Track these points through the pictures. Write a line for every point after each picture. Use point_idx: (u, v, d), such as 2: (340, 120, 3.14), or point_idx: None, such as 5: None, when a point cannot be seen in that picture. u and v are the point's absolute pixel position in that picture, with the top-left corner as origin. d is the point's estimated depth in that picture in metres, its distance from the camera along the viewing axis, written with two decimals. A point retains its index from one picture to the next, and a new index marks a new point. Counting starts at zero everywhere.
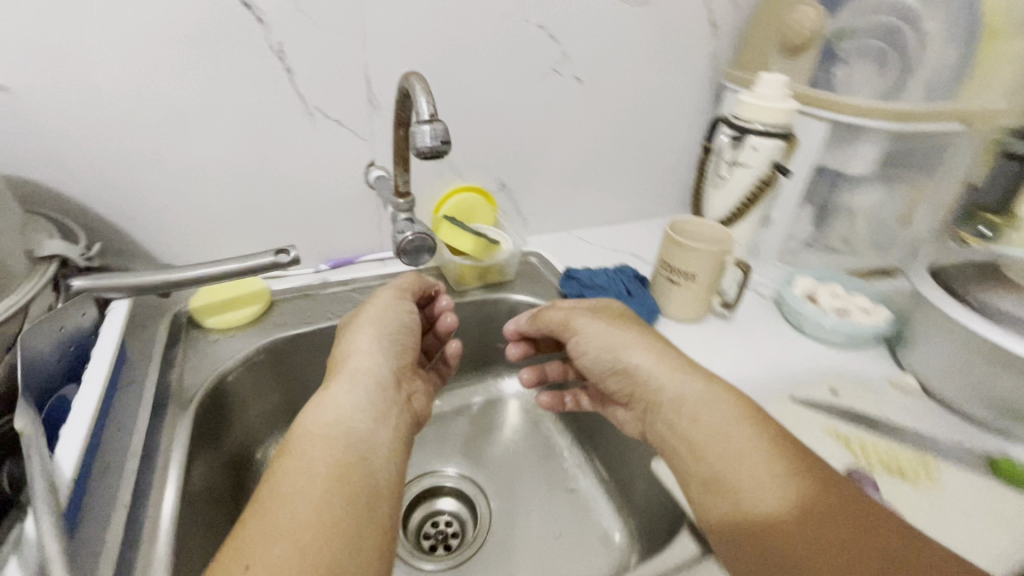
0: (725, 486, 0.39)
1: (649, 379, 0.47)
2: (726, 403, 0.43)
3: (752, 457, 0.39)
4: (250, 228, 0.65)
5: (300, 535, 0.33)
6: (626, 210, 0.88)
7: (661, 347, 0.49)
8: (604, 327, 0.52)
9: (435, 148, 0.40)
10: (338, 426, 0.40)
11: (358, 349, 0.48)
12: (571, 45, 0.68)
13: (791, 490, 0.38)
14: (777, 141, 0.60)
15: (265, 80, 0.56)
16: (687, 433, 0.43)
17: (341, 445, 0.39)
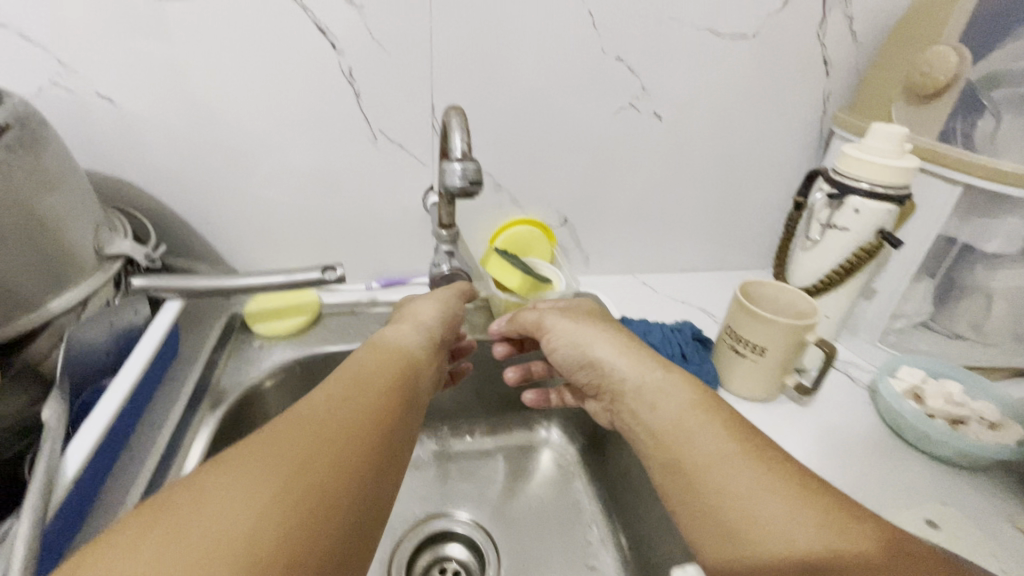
0: (684, 469, 0.38)
1: (615, 374, 0.46)
2: (685, 388, 0.42)
3: (706, 440, 0.38)
4: (311, 240, 0.67)
5: (350, 428, 0.33)
6: (701, 258, 0.80)
7: (622, 339, 0.48)
8: (567, 322, 0.52)
9: (464, 188, 0.38)
10: (400, 357, 0.41)
11: (424, 304, 0.49)
12: (651, 79, 0.63)
13: (778, 502, 0.34)
14: (884, 205, 0.50)
15: (335, 102, 0.58)
16: (649, 421, 0.43)
17: (397, 371, 0.39)
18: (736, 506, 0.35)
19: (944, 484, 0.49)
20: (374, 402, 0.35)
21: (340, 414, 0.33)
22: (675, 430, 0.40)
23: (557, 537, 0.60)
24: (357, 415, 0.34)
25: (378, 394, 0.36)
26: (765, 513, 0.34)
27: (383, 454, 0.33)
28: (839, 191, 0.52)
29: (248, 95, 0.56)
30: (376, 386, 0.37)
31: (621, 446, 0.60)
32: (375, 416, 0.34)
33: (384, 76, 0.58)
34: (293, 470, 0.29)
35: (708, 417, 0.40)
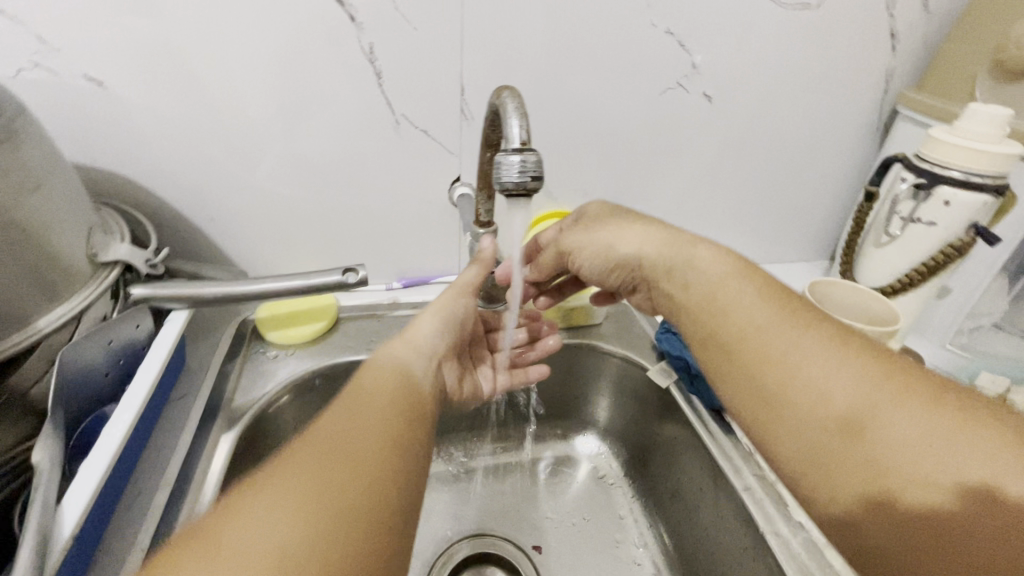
0: (776, 398, 0.36)
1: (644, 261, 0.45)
2: (756, 301, 0.39)
3: (798, 356, 0.36)
4: (326, 238, 0.61)
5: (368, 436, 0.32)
6: (744, 251, 0.74)
7: (650, 229, 0.45)
8: (581, 229, 0.47)
9: (522, 184, 0.32)
10: (410, 360, 0.40)
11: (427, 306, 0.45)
12: (704, 56, 0.57)
13: (900, 415, 0.31)
14: (980, 196, 0.45)
15: (354, 84, 0.52)
16: (723, 338, 0.39)
17: (406, 377, 0.38)
18: (840, 415, 0.33)
19: None
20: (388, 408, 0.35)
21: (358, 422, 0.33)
22: (763, 350, 0.37)
23: (602, 559, 0.55)
24: (373, 423, 0.33)
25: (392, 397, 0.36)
26: (877, 423, 0.32)
27: (404, 456, 0.32)
28: (926, 181, 0.46)
29: (257, 76, 0.50)
30: (393, 400, 0.36)
31: (671, 460, 0.55)
32: (394, 421, 0.34)
33: (409, 54, 0.51)
34: (326, 485, 0.28)
35: (790, 329, 0.37)
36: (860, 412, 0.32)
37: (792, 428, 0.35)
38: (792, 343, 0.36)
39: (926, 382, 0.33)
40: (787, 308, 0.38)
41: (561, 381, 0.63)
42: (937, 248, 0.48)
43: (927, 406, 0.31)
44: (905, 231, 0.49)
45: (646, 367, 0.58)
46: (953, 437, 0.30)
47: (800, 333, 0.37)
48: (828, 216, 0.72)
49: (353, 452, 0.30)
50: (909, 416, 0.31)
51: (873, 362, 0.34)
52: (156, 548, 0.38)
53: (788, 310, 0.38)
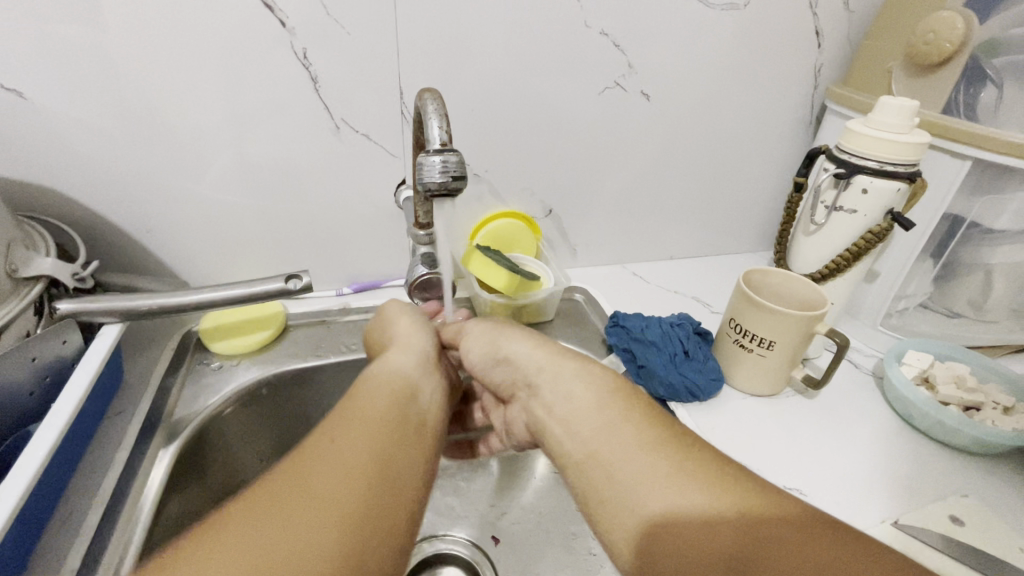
0: (609, 490, 0.33)
1: (504, 360, 0.44)
2: (596, 391, 0.38)
3: (630, 453, 0.33)
4: (272, 246, 0.60)
5: (354, 474, 0.29)
6: (692, 244, 0.76)
7: (508, 330, 0.46)
8: (473, 338, 0.46)
9: (445, 184, 0.33)
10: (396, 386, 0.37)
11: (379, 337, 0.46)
12: (639, 55, 0.58)
13: (681, 496, 0.31)
14: (894, 183, 0.47)
15: (291, 89, 0.52)
16: (570, 427, 0.37)
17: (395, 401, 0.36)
18: (664, 521, 0.30)
19: (961, 476, 0.47)
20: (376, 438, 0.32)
21: (341, 459, 0.30)
22: (585, 446, 0.36)
23: (557, 552, 0.56)
24: (378, 436, 0.32)
25: (377, 421, 0.33)
26: (661, 509, 0.31)
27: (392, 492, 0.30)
28: (845, 170, 0.49)
29: (184, 84, 0.49)
30: (386, 421, 0.34)
31: None
32: (382, 453, 0.31)
33: (344, 59, 0.51)
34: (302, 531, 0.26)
35: (629, 426, 0.35)
36: (682, 520, 0.30)
37: (612, 521, 0.33)
38: (598, 440, 0.35)
39: (747, 488, 0.31)
40: (624, 401, 0.37)
41: None
42: (859, 234, 0.51)
43: (742, 508, 0.30)
44: (830, 219, 0.52)
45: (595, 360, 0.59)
46: (736, 510, 0.30)
47: (607, 422, 0.36)
48: (769, 207, 0.75)
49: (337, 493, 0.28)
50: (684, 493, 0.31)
51: (666, 443, 0.34)
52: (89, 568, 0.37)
53: (604, 400, 0.37)
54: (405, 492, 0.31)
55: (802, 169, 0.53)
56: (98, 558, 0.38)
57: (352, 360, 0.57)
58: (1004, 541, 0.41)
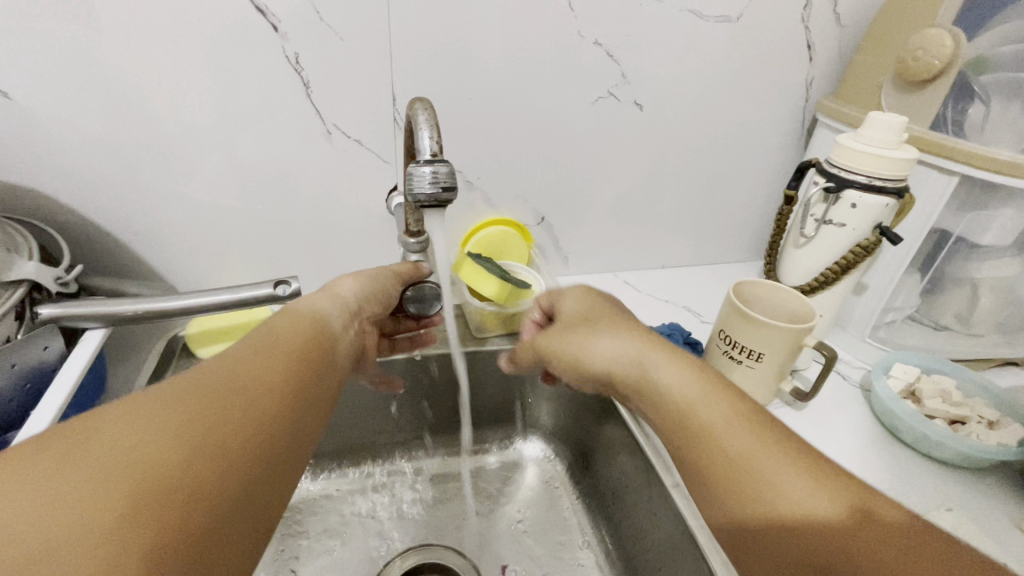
0: (733, 484, 0.32)
1: (648, 364, 0.39)
2: (725, 403, 0.35)
3: (756, 455, 0.32)
4: (262, 251, 0.60)
5: (181, 410, 0.27)
6: (684, 254, 0.77)
7: (638, 336, 0.42)
8: (562, 329, 0.45)
9: (436, 195, 0.33)
10: (267, 335, 0.35)
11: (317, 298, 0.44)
12: (632, 66, 0.59)
13: (790, 479, 0.30)
14: (883, 199, 0.48)
15: (283, 93, 0.51)
16: (690, 435, 0.35)
17: (255, 349, 0.33)
18: (787, 518, 0.29)
19: (947, 491, 0.47)
20: (223, 382, 0.30)
21: (168, 396, 0.28)
22: (699, 441, 0.35)
23: (546, 563, 0.55)
24: (277, 398, 0.31)
25: (221, 368, 0.31)
26: (797, 499, 0.30)
27: (230, 432, 0.28)
28: (835, 185, 0.49)
29: (173, 87, 0.49)
30: (288, 383, 0.33)
31: (611, 460, 0.56)
32: (222, 394, 0.29)
33: (337, 65, 0.51)
34: (105, 461, 0.24)
35: (752, 435, 0.33)
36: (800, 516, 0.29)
37: (737, 502, 0.31)
38: (734, 435, 0.33)
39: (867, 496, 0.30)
40: (747, 412, 0.35)
41: (505, 388, 0.63)
42: (848, 248, 0.51)
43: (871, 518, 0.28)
44: (819, 233, 0.52)
45: None
46: (822, 503, 0.29)
47: (726, 423, 0.34)
48: (760, 217, 0.76)
49: (155, 429, 0.26)
50: (789, 474, 0.31)
51: (783, 444, 0.32)
52: None
53: (723, 396, 0.36)
54: (250, 433, 0.28)
55: (792, 182, 0.54)
56: None
57: None
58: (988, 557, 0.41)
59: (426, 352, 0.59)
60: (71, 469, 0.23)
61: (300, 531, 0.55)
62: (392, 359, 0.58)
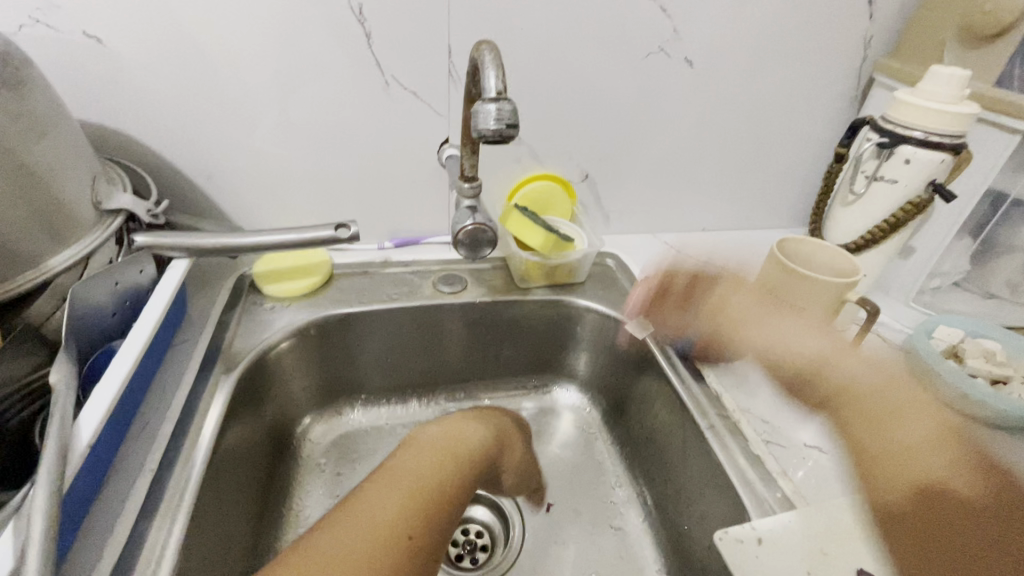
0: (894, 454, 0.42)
1: (896, 417, 0.44)
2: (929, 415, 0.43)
3: (924, 447, 0.41)
4: (320, 198, 0.63)
5: (425, 466, 0.39)
6: (726, 216, 0.77)
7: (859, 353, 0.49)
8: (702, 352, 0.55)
9: (500, 131, 0.35)
10: (446, 440, 0.43)
11: (488, 406, 0.51)
12: (685, 21, 0.58)
13: (936, 447, 0.41)
14: (938, 155, 0.47)
15: (346, 45, 0.54)
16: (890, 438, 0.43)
17: (458, 443, 0.43)
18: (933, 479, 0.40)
19: (985, 447, 0.48)
20: (431, 454, 0.41)
21: (413, 462, 0.39)
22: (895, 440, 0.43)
23: (581, 499, 0.59)
24: (406, 502, 0.36)
25: (437, 456, 0.40)
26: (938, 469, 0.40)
27: (449, 488, 0.38)
28: (889, 141, 0.49)
29: (246, 37, 0.52)
30: (443, 459, 0.41)
31: (644, 408, 0.58)
32: (439, 471, 0.39)
33: (397, 16, 0.53)
34: (396, 494, 0.36)
35: (939, 453, 0.41)
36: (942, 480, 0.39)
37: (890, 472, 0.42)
38: (913, 421, 0.43)
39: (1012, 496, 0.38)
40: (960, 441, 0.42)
41: (546, 337, 0.66)
42: (898, 206, 0.51)
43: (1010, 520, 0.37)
44: (869, 190, 0.52)
45: (625, 322, 0.60)
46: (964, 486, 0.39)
47: (934, 424, 0.43)
48: (807, 182, 0.75)
49: (384, 508, 0.34)
50: (950, 460, 0.41)
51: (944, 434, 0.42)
52: (164, 471, 0.41)
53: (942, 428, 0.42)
54: (403, 520, 0.34)
55: (844, 140, 0.53)
56: (173, 461, 0.42)
57: (394, 308, 0.60)
58: None
59: (472, 298, 0.62)
60: (383, 496, 0.36)
61: (354, 456, 0.60)
62: (441, 304, 0.61)
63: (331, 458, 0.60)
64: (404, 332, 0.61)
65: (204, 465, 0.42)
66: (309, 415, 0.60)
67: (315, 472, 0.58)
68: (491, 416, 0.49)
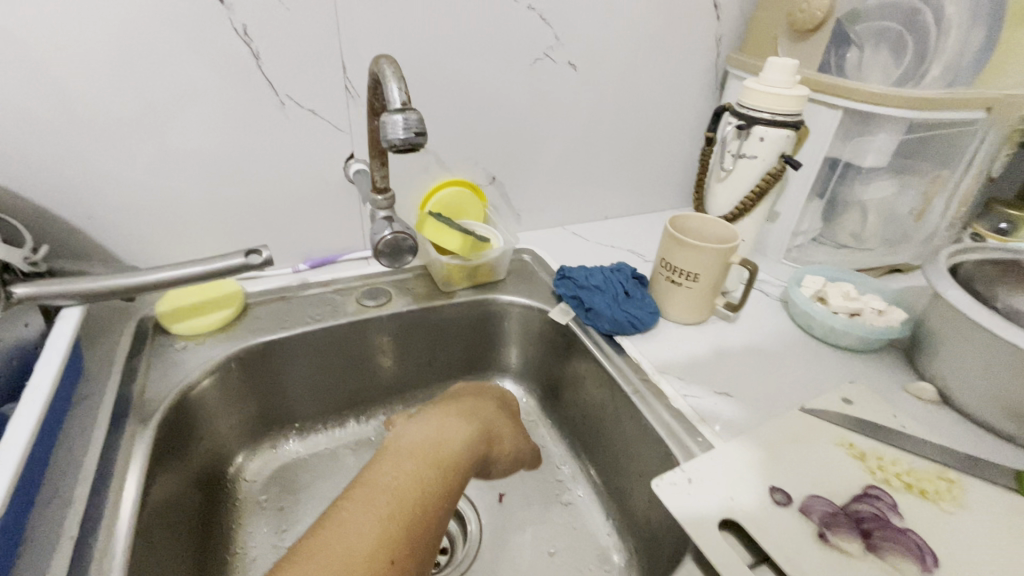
0: None
1: None
2: None
3: None
4: (223, 227, 0.61)
5: (407, 477, 0.39)
6: (624, 203, 0.84)
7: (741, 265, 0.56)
8: (675, 295, 0.60)
9: (409, 141, 0.37)
10: (431, 445, 0.42)
11: (471, 400, 0.51)
12: (564, 28, 0.64)
13: None
14: (784, 132, 0.56)
15: (233, 66, 0.52)
16: None
17: (444, 448, 0.42)
18: None
19: (854, 370, 0.57)
20: (414, 464, 0.40)
21: (394, 478, 0.38)
22: None
23: (530, 484, 0.61)
24: (384, 529, 0.35)
25: (422, 466, 0.40)
26: None
27: (436, 499, 0.39)
28: (745, 122, 0.57)
29: (118, 64, 0.49)
30: (428, 469, 0.40)
31: (575, 387, 0.62)
32: (423, 484, 0.39)
33: (284, 33, 0.52)
34: (376, 514, 0.35)
35: None
36: None
37: None
38: None
39: None
40: None
41: (475, 337, 0.68)
42: (760, 177, 0.60)
43: None
44: (735, 166, 0.60)
45: (547, 310, 0.64)
46: None
47: None
48: (687, 166, 0.84)
49: (363, 536, 0.34)
50: None
51: None
52: (88, 535, 0.38)
53: None
54: (380, 546, 0.34)
55: (710, 125, 0.62)
56: (95, 523, 0.39)
57: (320, 328, 0.59)
58: (884, 411, 0.51)
59: (399, 308, 0.62)
60: (363, 517, 0.35)
61: (296, 487, 0.58)
62: (367, 319, 0.61)
63: (272, 493, 0.57)
64: (333, 353, 0.60)
65: (133, 520, 0.39)
66: (242, 453, 0.57)
67: (256, 512, 0.55)
68: (474, 408, 0.50)
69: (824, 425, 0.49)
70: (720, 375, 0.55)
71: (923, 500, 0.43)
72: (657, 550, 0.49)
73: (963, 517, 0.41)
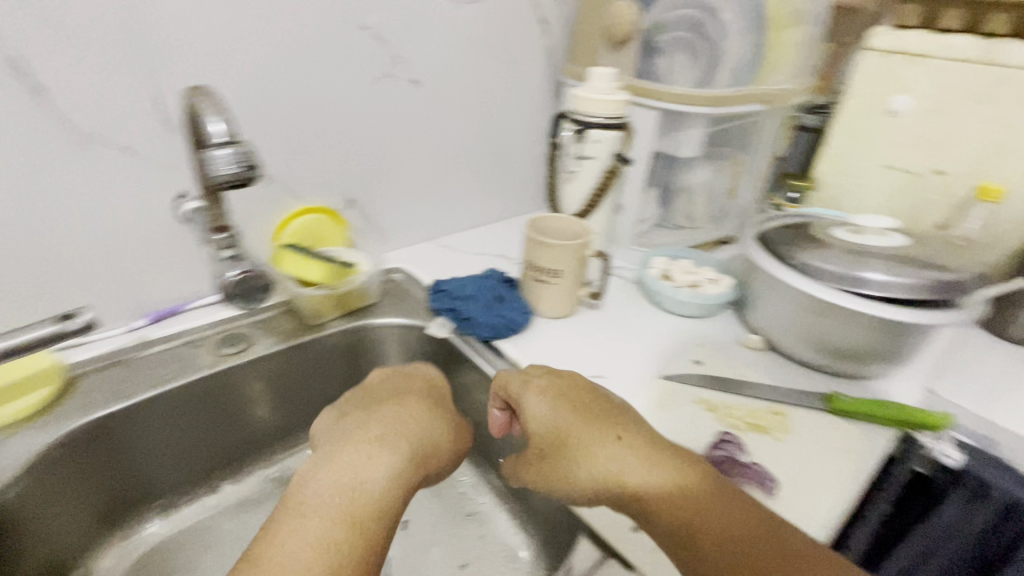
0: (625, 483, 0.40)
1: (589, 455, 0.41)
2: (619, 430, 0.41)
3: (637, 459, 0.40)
4: (25, 291, 0.51)
5: (306, 552, 0.32)
6: (489, 211, 0.86)
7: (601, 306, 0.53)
8: (547, 294, 0.64)
9: (238, 174, 0.36)
10: (340, 498, 0.35)
11: (393, 417, 0.43)
12: (403, 46, 0.64)
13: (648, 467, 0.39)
14: (614, 133, 0.63)
15: (10, 105, 0.45)
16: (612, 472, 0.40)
17: (359, 496, 0.36)
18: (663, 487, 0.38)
19: (701, 335, 0.65)
20: (318, 530, 0.33)
21: (291, 555, 0.32)
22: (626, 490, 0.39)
23: (432, 503, 0.61)
24: None
25: (329, 531, 0.33)
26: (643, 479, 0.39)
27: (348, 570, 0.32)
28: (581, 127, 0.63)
29: None
30: (335, 533, 0.33)
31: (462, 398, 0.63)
32: (329, 556, 0.32)
33: (76, 65, 0.46)
34: None
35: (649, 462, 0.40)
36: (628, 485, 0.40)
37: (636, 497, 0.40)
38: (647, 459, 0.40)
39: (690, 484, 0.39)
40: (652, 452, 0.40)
41: (355, 366, 0.65)
42: (601, 175, 0.65)
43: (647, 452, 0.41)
44: (580, 167, 0.66)
45: (425, 326, 0.64)
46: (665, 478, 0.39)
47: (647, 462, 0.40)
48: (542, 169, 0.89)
49: None
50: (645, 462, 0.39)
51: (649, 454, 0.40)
52: None
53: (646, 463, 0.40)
54: None
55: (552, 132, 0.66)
56: None
57: (169, 391, 0.52)
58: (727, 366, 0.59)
59: (261, 353, 0.58)
60: None
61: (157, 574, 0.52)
62: (226, 370, 0.55)
63: None
64: (190, 415, 0.54)
65: None
66: (82, 552, 0.50)
67: None
68: (397, 429, 0.42)
69: (683, 388, 0.55)
70: (594, 360, 0.60)
71: (764, 435, 0.51)
72: (557, 536, 0.52)
73: (794, 442, 0.50)
